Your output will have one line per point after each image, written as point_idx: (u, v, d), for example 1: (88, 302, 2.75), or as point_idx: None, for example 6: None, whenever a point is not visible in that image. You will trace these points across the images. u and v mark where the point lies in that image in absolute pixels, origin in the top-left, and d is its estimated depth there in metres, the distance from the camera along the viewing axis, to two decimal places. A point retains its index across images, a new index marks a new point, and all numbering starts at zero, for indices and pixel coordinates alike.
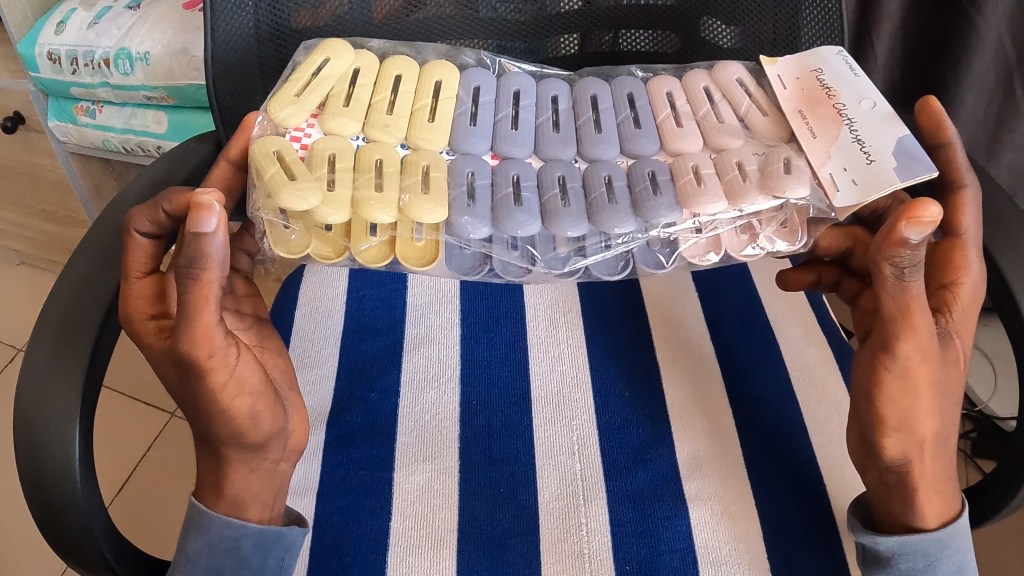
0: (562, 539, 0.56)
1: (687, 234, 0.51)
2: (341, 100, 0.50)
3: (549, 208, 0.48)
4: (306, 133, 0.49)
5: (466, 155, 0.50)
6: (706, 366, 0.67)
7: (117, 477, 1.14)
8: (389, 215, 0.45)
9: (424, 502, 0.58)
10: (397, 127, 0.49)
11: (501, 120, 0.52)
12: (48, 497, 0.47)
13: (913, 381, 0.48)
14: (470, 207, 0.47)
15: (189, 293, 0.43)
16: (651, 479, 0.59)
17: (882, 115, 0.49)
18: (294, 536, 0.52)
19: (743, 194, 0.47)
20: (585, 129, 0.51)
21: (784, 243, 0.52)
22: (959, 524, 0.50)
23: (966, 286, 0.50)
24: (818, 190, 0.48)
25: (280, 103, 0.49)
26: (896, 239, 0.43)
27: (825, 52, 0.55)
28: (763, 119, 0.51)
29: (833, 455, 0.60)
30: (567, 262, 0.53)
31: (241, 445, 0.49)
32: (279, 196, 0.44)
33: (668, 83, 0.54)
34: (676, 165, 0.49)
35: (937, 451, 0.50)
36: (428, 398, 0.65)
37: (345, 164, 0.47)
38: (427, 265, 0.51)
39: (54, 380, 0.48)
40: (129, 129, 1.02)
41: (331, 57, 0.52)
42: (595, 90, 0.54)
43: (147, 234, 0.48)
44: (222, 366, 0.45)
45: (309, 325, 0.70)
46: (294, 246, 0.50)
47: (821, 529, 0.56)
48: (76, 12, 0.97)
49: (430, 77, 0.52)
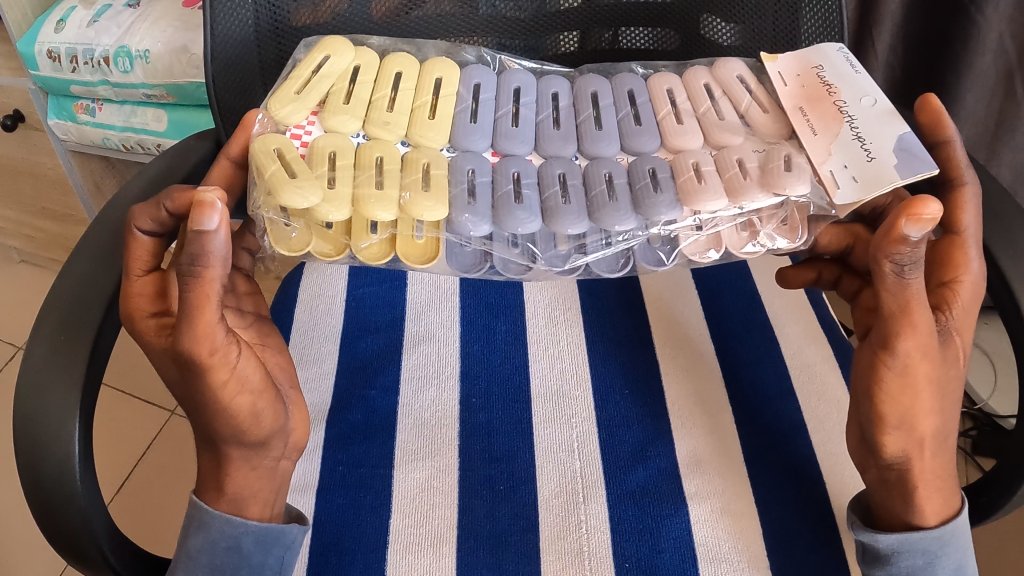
0: (563, 537, 0.56)
1: (687, 231, 0.51)
2: (341, 97, 0.50)
3: (550, 205, 0.48)
4: (307, 130, 0.49)
5: (467, 152, 0.50)
6: (706, 363, 0.67)
7: (117, 475, 1.14)
8: (390, 212, 0.45)
9: (423, 499, 0.58)
10: (397, 124, 0.49)
11: (502, 117, 0.52)
12: (48, 494, 0.47)
13: (912, 378, 0.48)
14: (471, 204, 0.47)
15: (190, 290, 0.43)
16: (651, 476, 0.59)
17: (882, 113, 0.50)
18: (295, 534, 0.52)
19: (743, 191, 0.47)
20: (585, 125, 0.51)
21: (784, 240, 0.51)
22: (959, 522, 0.50)
23: (965, 284, 0.50)
24: (818, 187, 0.48)
25: (280, 100, 0.49)
26: (897, 236, 0.43)
27: (826, 49, 0.55)
28: (763, 116, 0.51)
29: (833, 452, 0.60)
30: (568, 259, 0.53)
31: (242, 443, 0.49)
32: (280, 194, 0.44)
33: (669, 80, 0.54)
34: (676, 162, 0.49)
35: (936, 448, 0.50)
36: (428, 395, 0.65)
37: (346, 161, 0.47)
38: (427, 262, 0.51)
39: (53, 377, 0.48)
40: (128, 127, 1.02)
41: (331, 53, 0.52)
42: (596, 87, 0.54)
43: (149, 232, 0.48)
44: (223, 364, 0.45)
45: (309, 323, 0.70)
46: (295, 243, 0.50)
47: (821, 526, 0.57)
48: (75, 10, 0.96)
49: (431, 74, 0.52)
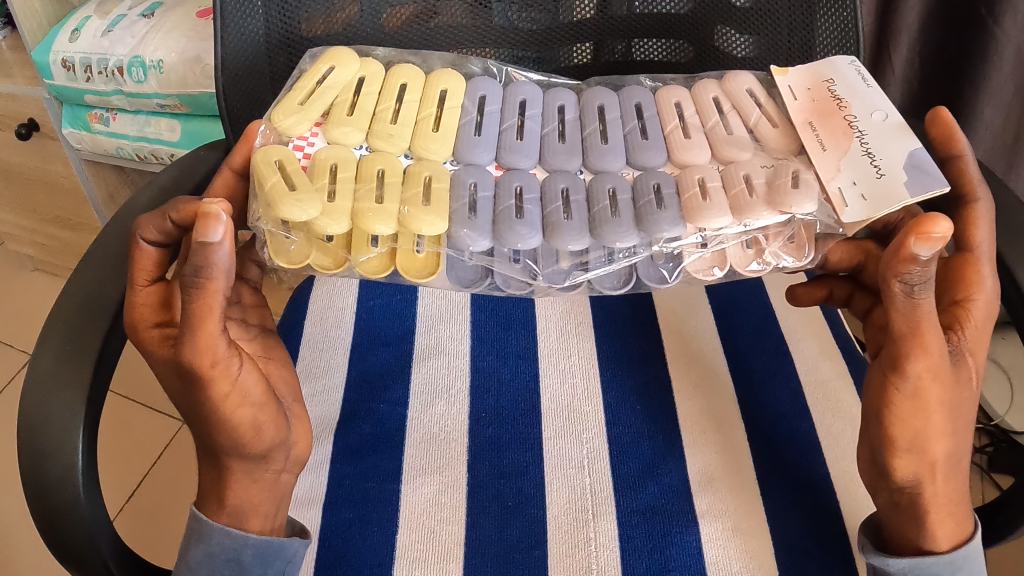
0: (570, 555, 0.56)
1: (692, 248, 0.50)
2: (346, 109, 0.50)
3: (551, 220, 0.47)
4: (310, 142, 0.49)
5: (470, 165, 0.49)
6: (718, 380, 0.66)
7: (125, 486, 1.14)
8: (389, 226, 0.45)
9: (432, 514, 0.57)
10: (401, 136, 0.48)
11: (507, 130, 0.51)
12: (51, 506, 0.47)
13: (923, 400, 0.47)
14: (471, 219, 0.47)
15: (193, 302, 0.43)
16: (661, 494, 0.59)
17: (892, 127, 0.49)
18: (295, 548, 0.51)
19: (748, 208, 0.46)
20: (591, 139, 0.51)
21: (790, 259, 0.51)
22: (972, 547, 0.49)
23: (978, 302, 0.49)
24: (826, 205, 0.47)
25: (284, 111, 0.49)
26: (906, 254, 0.42)
27: (838, 61, 0.54)
28: (773, 130, 0.51)
29: (845, 470, 0.59)
30: (569, 275, 0.51)
31: (242, 456, 0.48)
32: (279, 207, 0.44)
33: (677, 93, 0.53)
34: (682, 178, 0.48)
35: (950, 472, 0.49)
36: (438, 409, 0.64)
37: (347, 174, 0.46)
38: (428, 276, 0.50)
39: (58, 387, 0.48)
40: (142, 136, 1.02)
41: (336, 65, 0.51)
42: (603, 100, 0.53)
43: (154, 242, 0.48)
44: (225, 376, 0.45)
45: (319, 335, 0.70)
46: (295, 256, 0.49)
47: (833, 548, 0.55)
48: (90, 20, 0.98)
49: (437, 86, 0.52)
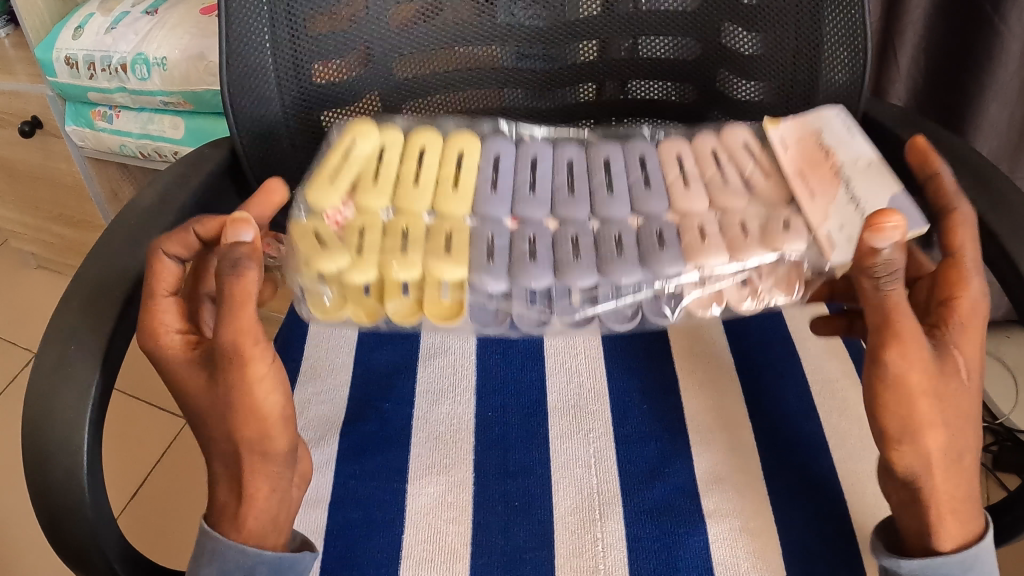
0: (577, 555, 0.55)
1: (691, 287, 0.49)
2: (370, 179, 0.52)
3: (560, 259, 0.49)
4: (340, 212, 0.51)
5: (487, 220, 0.51)
6: (724, 379, 0.66)
7: (128, 484, 1.14)
8: (412, 274, 0.49)
9: (439, 515, 0.57)
10: (422, 195, 0.51)
11: (520, 186, 0.53)
12: (56, 507, 0.47)
13: (907, 389, 0.46)
14: (489, 264, 0.49)
15: (230, 289, 0.45)
16: (669, 494, 0.58)
17: (879, 174, 0.51)
18: (305, 562, 0.51)
19: (743, 248, 0.48)
20: (597, 190, 0.52)
21: (781, 296, 0.50)
22: (986, 546, 0.48)
23: (964, 300, 0.48)
24: (815, 248, 0.49)
25: (315, 185, 0.52)
26: (865, 249, 0.45)
27: (828, 112, 0.55)
28: (766, 182, 0.52)
29: (853, 470, 0.59)
30: (581, 312, 0.50)
31: (254, 455, 0.48)
32: (315, 261, 0.49)
33: (678, 145, 0.55)
34: (684, 224, 0.50)
35: (962, 471, 0.49)
36: (443, 408, 0.64)
37: (374, 230, 0.50)
38: (455, 319, 0.49)
39: (62, 387, 0.47)
40: (145, 134, 1.02)
41: (358, 135, 0.55)
42: (608, 153, 0.55)
43: (174, 257, 0.49)
44: (262, 358, 0.46)
45: (324, 335, 0.70)
46: (329, 309, 0.52)
47: (841, 548, 0.55)
48: (93, 16, 0.98)
49: (453, 147, 0.54)
